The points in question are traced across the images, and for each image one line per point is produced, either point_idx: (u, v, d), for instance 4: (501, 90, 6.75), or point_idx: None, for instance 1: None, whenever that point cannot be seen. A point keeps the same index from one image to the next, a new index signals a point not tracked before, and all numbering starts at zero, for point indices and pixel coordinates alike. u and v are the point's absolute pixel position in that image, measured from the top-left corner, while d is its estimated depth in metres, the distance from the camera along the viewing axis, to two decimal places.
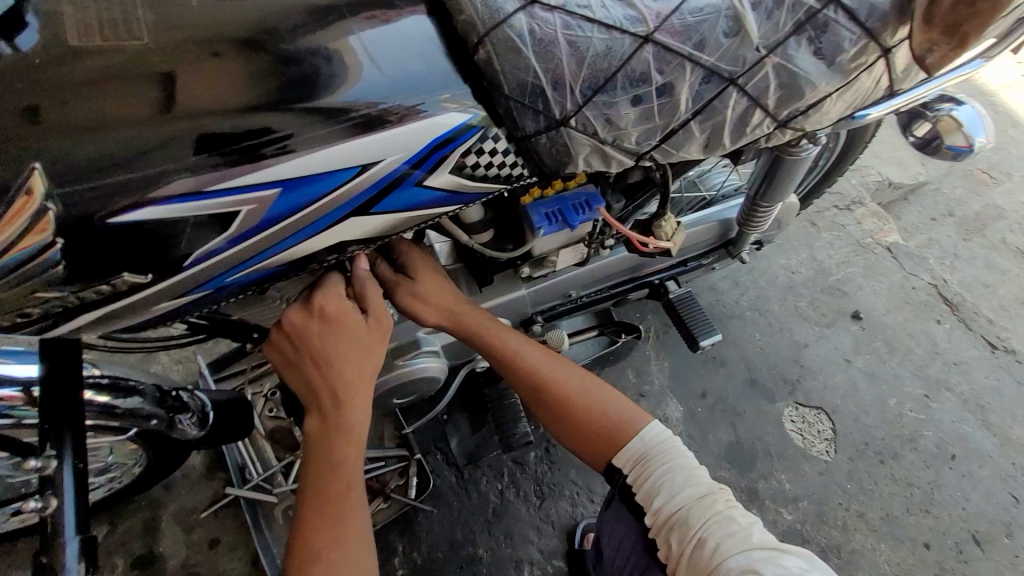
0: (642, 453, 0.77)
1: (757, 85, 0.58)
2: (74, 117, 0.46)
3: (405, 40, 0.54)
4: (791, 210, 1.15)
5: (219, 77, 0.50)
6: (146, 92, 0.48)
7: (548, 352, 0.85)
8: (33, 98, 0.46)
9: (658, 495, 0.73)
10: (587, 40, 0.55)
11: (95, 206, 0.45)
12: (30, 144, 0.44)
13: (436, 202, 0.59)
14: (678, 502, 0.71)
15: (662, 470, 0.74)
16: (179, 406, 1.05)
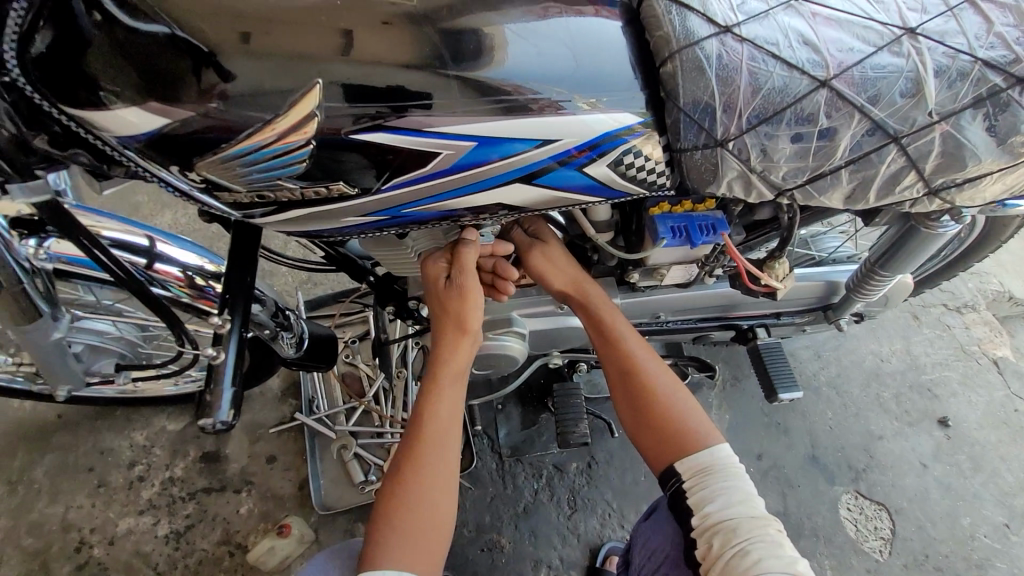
0: (705, 465, 0.83)
1: (919, 148, 0.60)
2: (331, 43, 0.53)
3: (605, 43, 0.61)
4: (902, 290, 1.12)
5: (395, 38, 0.54)
6: (387, 33, 0.54)
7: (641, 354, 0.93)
8: (297, 14, 0.52)
9: (710, 503, 0.80)
10: (768, 73, 0.59)
11: (332, 122, 0.53)
12: (296, 52, 0.52)
13: (586, 191, 0.64)
14: (729, 513, 0.78)
15: (721, 484, 0.81)
16: (285, 324, 1.18)
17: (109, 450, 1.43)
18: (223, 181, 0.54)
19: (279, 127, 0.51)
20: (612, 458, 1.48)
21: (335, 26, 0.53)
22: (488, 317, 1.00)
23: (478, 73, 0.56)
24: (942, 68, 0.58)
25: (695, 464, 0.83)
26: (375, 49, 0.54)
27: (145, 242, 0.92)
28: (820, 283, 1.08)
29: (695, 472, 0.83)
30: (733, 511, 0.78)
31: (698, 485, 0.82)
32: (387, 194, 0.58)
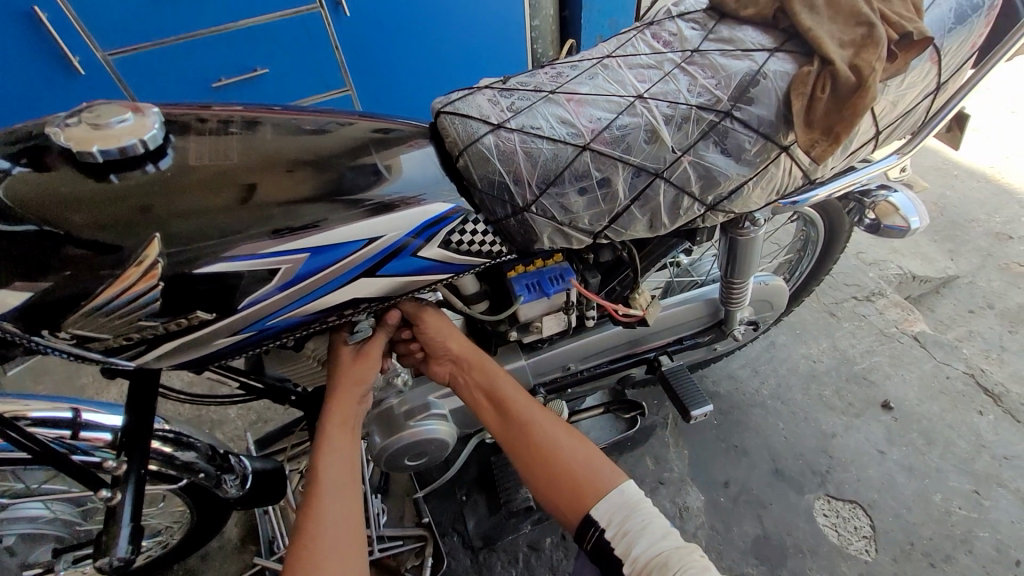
0: (618, 506, 0.79)
1: (679, 177, 0.74)
2: (175, 208, 0.65)
3: (411, 155, 0.76)
4: (777, 292, 1.25)
5: (229, 193, 0.67)
6: (222, 189, 0.67)
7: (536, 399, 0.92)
8: (144, 191, 0.65)
9: (637, 545, 0.74)
10: (541, 149, 0.75)
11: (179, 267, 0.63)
12: (141, 223, 0.63)
13: (428, 271, 0.75)
14: (653, 550, 0.72)
15: (642, 518, 0.77)
16: (226, 466, 1.19)
17: None
18: (90, 333, 0.63)
19: (126, 277, 0.61)
20: None
21: (173, 192, 0.66)
22: (407, 406, 1.06)
23: (304, 198, 0.69)
24: (669, 117, 0.74)
25: (611, 506, 0.79)
26: (213, 202, 0.66)
27: (70, 414, 0.96)
28: (702, 302, 1.19)
29: (612, 515, 0.78)
30: (659, 547, 0.73)
31: (620, 533, 0.76)
32: (246, 310, 0.67)
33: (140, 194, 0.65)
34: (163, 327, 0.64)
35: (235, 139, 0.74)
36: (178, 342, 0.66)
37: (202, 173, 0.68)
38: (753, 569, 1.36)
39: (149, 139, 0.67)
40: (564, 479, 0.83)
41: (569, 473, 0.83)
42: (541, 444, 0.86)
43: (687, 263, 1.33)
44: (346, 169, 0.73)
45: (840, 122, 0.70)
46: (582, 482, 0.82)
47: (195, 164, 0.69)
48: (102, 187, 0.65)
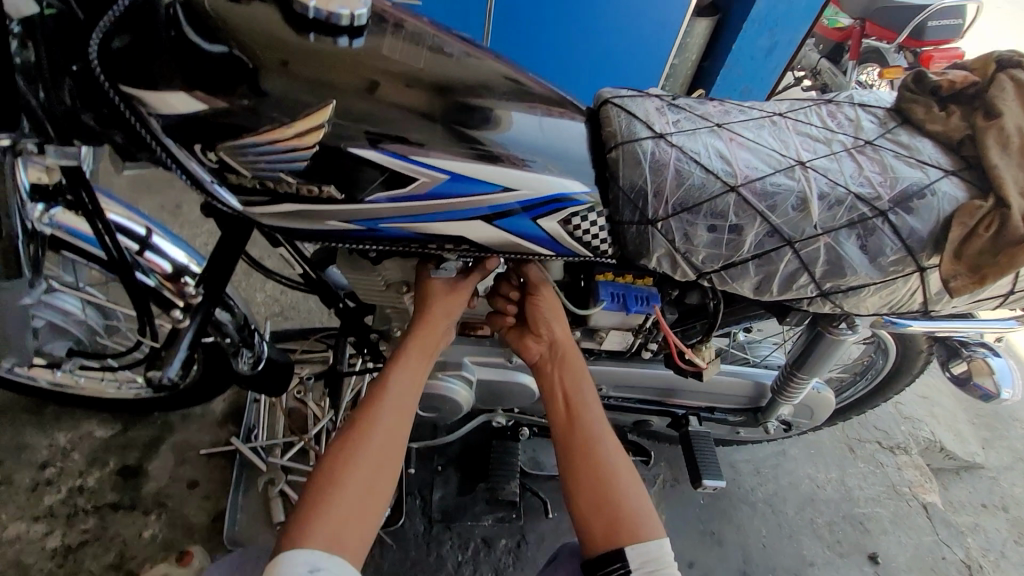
0: (648, 556, 0.78)
1: (809, 254, 0.73)
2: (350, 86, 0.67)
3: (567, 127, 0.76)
4: (824, 404, 1.22)
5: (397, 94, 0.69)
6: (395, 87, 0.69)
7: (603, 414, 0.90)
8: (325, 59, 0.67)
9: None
10: (690, 172, 0.75)
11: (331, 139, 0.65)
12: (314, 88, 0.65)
13: (537, 240, 0.75)
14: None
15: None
16: (249, 342, 1.22)
17: (26, 447, 1.38)
18: (234, 163, 0.65)
19: (290, 130, 0.64)
20: (543, 541, 1.45)
21: (351, 72, 0.67)
22: (442, 358, 1.07)
23: (462, 127, 0.70)
24: (824, 194, 0.74)
25: (642, 552, 0.78)
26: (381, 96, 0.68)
27: (143, 232, 0.99)
28: (750, 382, 1.17)
29: (641, 560, 0.78)
30: None
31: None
32: (367, 205, 0.68)
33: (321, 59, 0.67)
34: (293, 187, 0.66)
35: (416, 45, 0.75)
36: (299, 208, 0.67)
37: (380, 63, 0.69)
38: None
39: (357, 16, 0.69)
40: (604, 504, 0.82)
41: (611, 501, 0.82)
42: (595, 461, 0.85)
43: (744, 340, 1.29)
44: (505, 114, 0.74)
45: (990, 267, 0.69)
46: (617, 517, 0.81)
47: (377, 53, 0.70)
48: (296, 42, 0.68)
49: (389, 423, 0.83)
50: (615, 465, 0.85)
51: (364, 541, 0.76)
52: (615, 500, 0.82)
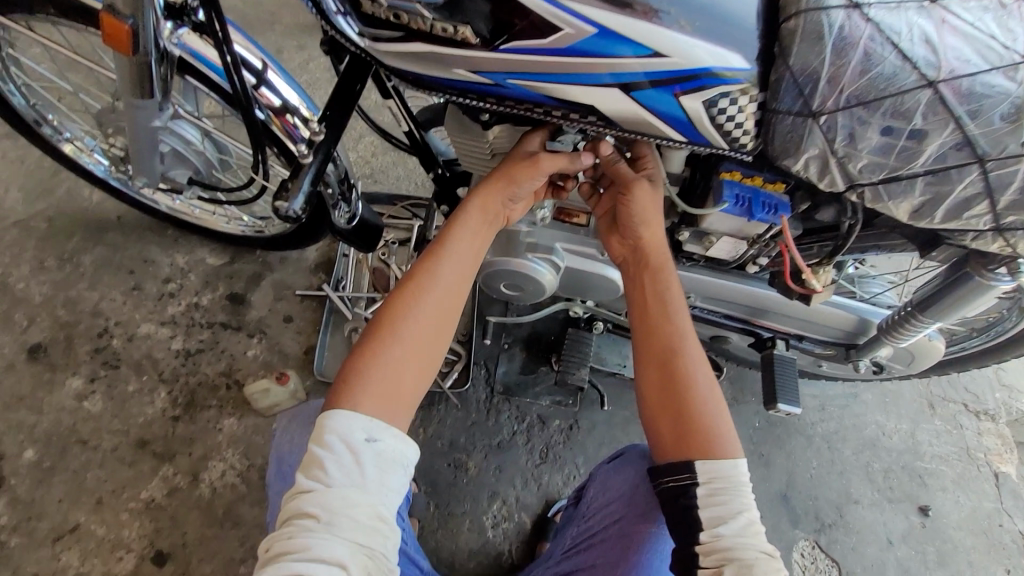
0: (722, 477, 0.72)
1: (1000, 177, 0.62)
2: None
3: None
4: (929, 351, 1.13)
5: None
6: None
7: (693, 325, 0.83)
8: None
9: (725, 525, 0.70)
10: (881, 58, 0.62)
11: None
12: None
13: (673, 120, 0.67)
14: (738, 543, 0.69)
15: (739, 504, 0.71)
16: (347, 194, 1.26)
17: (152, 262, 1.55)
18: None
19: None
20: (594, 428, 1.52)
21: None
22: (534, 239, 1.05)
23: None
24: None
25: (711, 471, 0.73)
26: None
27: (259, 66, 0.98)
28: (853, 317, 1.09)
29: (710, 481, 0.72)
30: (745, 543, 0.69)
31: (711, 502, 0.72)
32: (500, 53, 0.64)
33: None
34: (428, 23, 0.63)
35: None
36: (429, 48, 0.65)
37: None
38: None
39: None
40: (681, 413, 0.76)
41: (690, 410, 0.76)
42: (679, 367, 0.78)
43: (854, 273, 1.17)
44: None
45: None
46: (697, 426, 0.75)
47: None
48: None
49: (447, 290, 0.80)
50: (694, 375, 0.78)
51: (413, 396, 0.75)
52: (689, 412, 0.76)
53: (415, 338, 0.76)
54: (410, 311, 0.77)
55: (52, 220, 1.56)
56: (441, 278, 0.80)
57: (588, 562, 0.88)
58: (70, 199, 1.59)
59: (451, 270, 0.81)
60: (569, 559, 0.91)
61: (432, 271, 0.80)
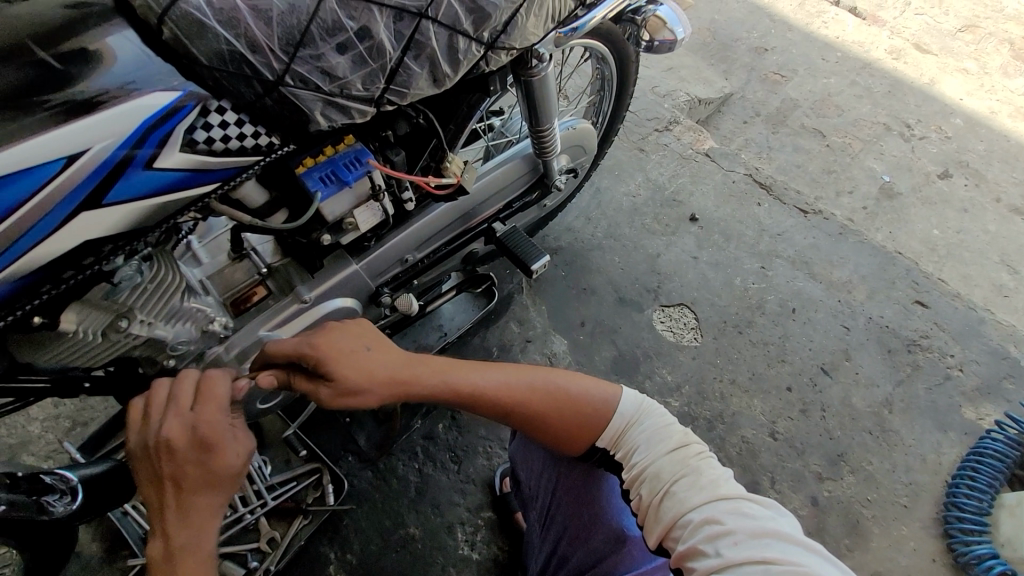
0: (617, 431, 0.89)
1: (446, 13, 0.68)
2: None
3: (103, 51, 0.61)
4: (587, 134, 1.31)
5: None
6: None
7: (496, 370, 0.92)
8: None
9: (636, 451, 0.86)
10: (269, 3, 0.60)
11: None
12: None
13: (179, 183, 0.65)
14: (651, 461, 0.84)
15: (640, 435, 0.87)
16: (43, 488, 1.05)
17: None
18: None
19: None
20: None
21: None
22: (239, 349, 0.96)
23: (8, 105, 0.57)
24: None
25: (612, 433, 0.89)
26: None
27: None
28: (519, 161, 1.19)
29: (614, 437, 0.89)
30: (658, 454, 0.84)
31: (623, 445, 0.89)
32: None
33: None
34: None
35: None
36: None
37: None
38: (615, 383, 1.57)
39: None
40: (564, 427, 0.90)
41: (562, 421, 0.90)
42: (533, 417, 0.90)
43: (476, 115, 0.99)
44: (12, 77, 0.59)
45: None
46: (576, 427, 0.90)
47: None
48: None
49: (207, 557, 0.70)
50: (534, 405, 0.89)
51: None
52: (566, 424, 0.89)
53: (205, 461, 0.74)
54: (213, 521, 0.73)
55: None
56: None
57: (568, 528, 1.04)
58: None
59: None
60: (555, 533, 1.08)
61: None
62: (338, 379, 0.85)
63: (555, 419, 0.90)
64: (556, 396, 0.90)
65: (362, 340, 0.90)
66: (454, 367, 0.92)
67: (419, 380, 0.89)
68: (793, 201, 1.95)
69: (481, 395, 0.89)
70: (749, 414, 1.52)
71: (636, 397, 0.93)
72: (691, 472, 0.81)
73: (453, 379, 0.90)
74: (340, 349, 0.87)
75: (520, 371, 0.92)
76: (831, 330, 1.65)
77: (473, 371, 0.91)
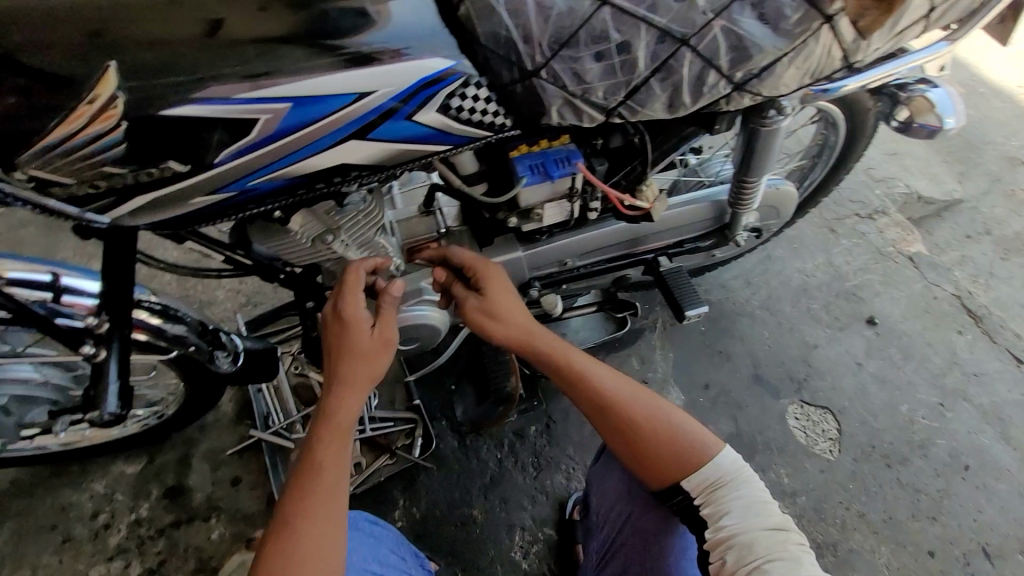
0: (710, 481, 0.89)
1: (708, 46, 0.67)
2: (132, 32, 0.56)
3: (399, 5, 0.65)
4: (786, 198, 1.22)
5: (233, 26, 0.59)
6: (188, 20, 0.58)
7: (615, 375, 0.97)
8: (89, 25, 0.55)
9: (727, 515, 0.85)
10: (553, 0, 0.65)
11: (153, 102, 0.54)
12: (121, 47, 0.55)
13: (425, 138, 0.69)
14: (743, 530, 0.82)
15: (733, 497, 0.87)
16: (217, 343, 1.22)
17: (70, 505, 1.41)
18: (48, 175, 0.54)
19: (82, 128, 0.53)
20: (568, 415, 1.54)
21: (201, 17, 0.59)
22: (401, 290, 1.06)
23: (316, 31, 0.61)
24: None
25: (704, 482, 0.89)
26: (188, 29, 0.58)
27: (49, 278, 0.93)
28: (707, 204, 1.15)
29: (704, 487, 0.89)
30: (752, 525, 0.83)
31: (712, 500, 0.88)
32: (224, 167, 0.59)
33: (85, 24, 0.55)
34: (134, 175, 0.57)
35: None
36: (155, 196, 0.58)
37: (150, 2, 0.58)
38: None
39: None
40: (655, 451, 0.91)
41: (656, 443, 0.91)
42: (629, 427, 0.92)
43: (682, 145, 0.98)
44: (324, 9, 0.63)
45: None
46: (668, 456, 0.91)
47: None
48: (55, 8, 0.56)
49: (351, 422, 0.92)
50: (636, 416, 0.92)
51: None
52: (660, 451, 0.91)
53: (349, 342, 0.92)
54: (357, 394, 0.92)
55: None
56: (340, 443, 0.90)
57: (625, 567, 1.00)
58: None
59: (318, 516, 0.82)
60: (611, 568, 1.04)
61: (323, 481, 0.85)
62: (490, 307, 0.99)
63: (649, 441, 0.91)
64: (659, 420, 0.93)
65: (507, 296, 1.00)
66: (580, 355, 0.99)
67: (548, 346, 0.99)
68: (1007, 344, 1.63)
69: (593, 388, 0.94)
70: (869, 559, 1.32)
71: (736, 465, 0.92)
72: (785, 556, 0.79)
73: (574, 365, 0.96)
74: (495, 294, 0.99)
75: (636, 387, 0.96)
76: (1012, 510, 1.37)
77: (595, 367, 0.97)
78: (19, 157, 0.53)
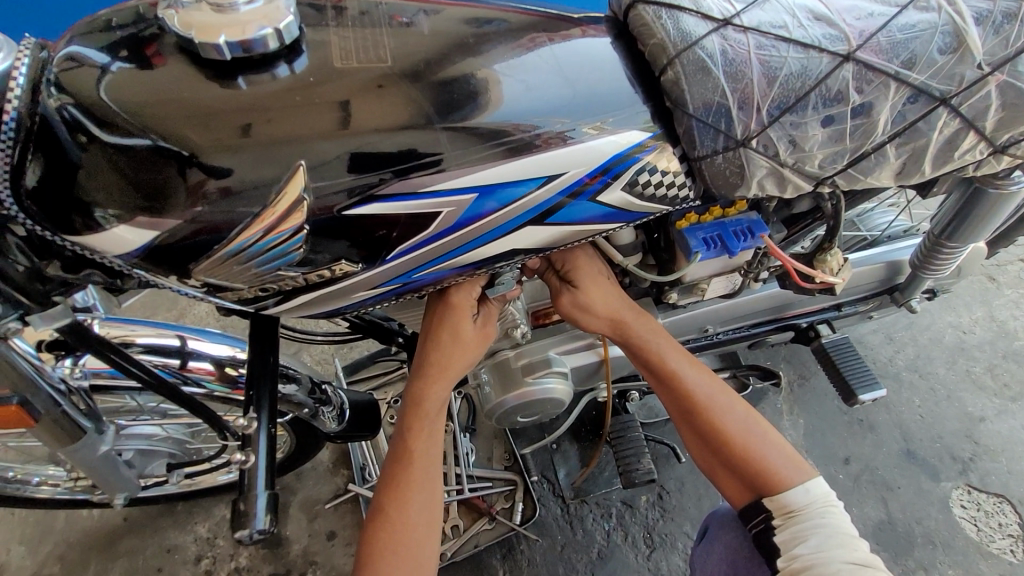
0: (795, 508, 0.76)
1: (975, 106, 0.53)
2: (221, 131, 0.48)
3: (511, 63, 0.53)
4: (976, 257, 1.01)
5: (313, 114, 0.49)
6: (283, 117, 0.48)
7: (707, 377, 0.84)
8: (187, 122, 0.47)
9: (802, 543, 0.73)
10: (782, 59, 0.54)
11: (335, 200, 0.49)
12: (295, 139, 0.48)
13: (604, 219, 0.58)
14: (820, 560, 0.70)
15: (814, 525, 0.74)
16: (324, 400, 1.13)
17: (176, 548, 1.41)
18: (226, 280, 0.51)
19: (279, 229, 0.48)
20: (684, 485, 1.39)
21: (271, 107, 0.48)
22: (527, 360, 0.95)
23: (493, 117, 0.52)
24: (982, 15, 0.52)
25: (783, 505, 0.76)
26: (376, 111, 0.50)
27: (176, 342, 0.91)
28: (881, 264, 0.98)
29: (784, 514, 0.76)
30: (828, 555, 0.71)
31: (788, 524, 0.76)
32: (393, 263, 0.53)
33: (184, 122, 0.47)
34: (307, 277, 0.52)
35: (390, 35, 0.53)
36: (320, 295, 0.54)
37: (237, 94, 0.48)
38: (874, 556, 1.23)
39: (283, 28, 0.49)
40: (743, 465, 0.80)
41: (749, 459, 0.80)
42: (718, 435, 0.81)
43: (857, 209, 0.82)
44: (424, 84, 0.51)
45: None
46: (759, 474, 0.79)
47: (237, 91, 0.48)
48: (156, 106, 0.48)
49: (441, 406, 0.79)
50: (725, 426, 0.81)
51: None
52: (741, 467, 0.80)
53: (448, 325, 0.74)
54: (448, 379, 0.78)
55: (60, 557, 1.41)
56: (432, 427, 0.79)
57: None
58: (70, 526, 1.45)
59: (416, 502, 0.77)
60: None
61: (414, 474, 0.78)
62: (586, 289, 0.77)
63: (736, 453, 0.80)
64: (748, 434, 0.81)
65: (600, 292, 0.78)
66: (674, 355, 0.83)
67: (640, 340, 0.82)
68: None
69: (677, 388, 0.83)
70: None
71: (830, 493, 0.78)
72: None
73: (655, 366, 0.82)
74: (590, 278, 0.77)
75: (730, 395, 0.84)
76: None
77: (689, 370, 0.83)
78: (197, 265, 0.50)
